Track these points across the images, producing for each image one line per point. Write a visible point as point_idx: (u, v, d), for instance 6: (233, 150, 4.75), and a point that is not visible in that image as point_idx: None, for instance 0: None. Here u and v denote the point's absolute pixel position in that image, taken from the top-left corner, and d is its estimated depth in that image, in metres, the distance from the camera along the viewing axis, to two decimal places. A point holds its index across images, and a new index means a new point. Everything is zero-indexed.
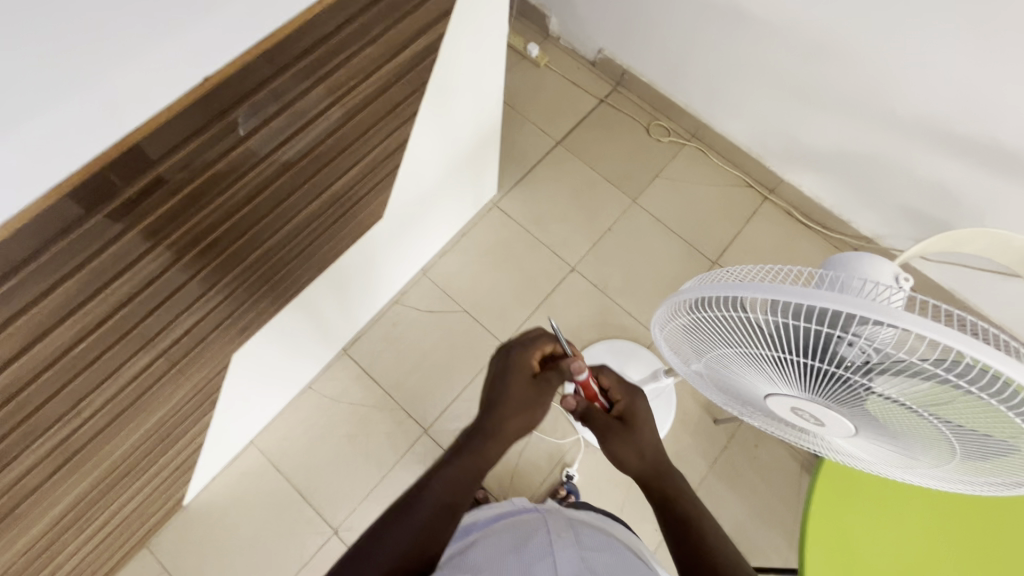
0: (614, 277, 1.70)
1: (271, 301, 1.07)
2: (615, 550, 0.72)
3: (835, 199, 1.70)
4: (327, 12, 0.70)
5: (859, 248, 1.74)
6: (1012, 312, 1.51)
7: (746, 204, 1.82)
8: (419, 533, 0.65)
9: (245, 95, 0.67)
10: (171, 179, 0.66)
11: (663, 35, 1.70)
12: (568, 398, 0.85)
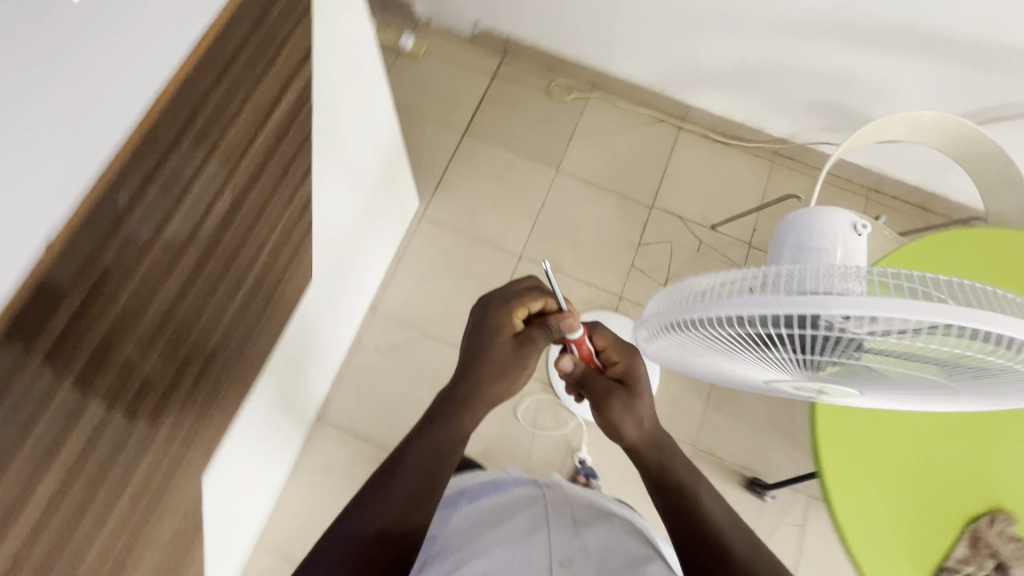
0: (563, 251, 1.68)
1: (226, 408, 0.95)
2: (603, 526, 0.78)
3: (744, 111, 1.72)
4: (194, 74, 0.60)
5: (777, 151, 1.79)
6: (925, 170, 1.60)
7: (664, 138, 1.81)
8: (404, 500, 0.66)
9: (137, 190, 0.57)
10: (87, 310, 0.55)
11: None
12: (563, 359, 0.82)
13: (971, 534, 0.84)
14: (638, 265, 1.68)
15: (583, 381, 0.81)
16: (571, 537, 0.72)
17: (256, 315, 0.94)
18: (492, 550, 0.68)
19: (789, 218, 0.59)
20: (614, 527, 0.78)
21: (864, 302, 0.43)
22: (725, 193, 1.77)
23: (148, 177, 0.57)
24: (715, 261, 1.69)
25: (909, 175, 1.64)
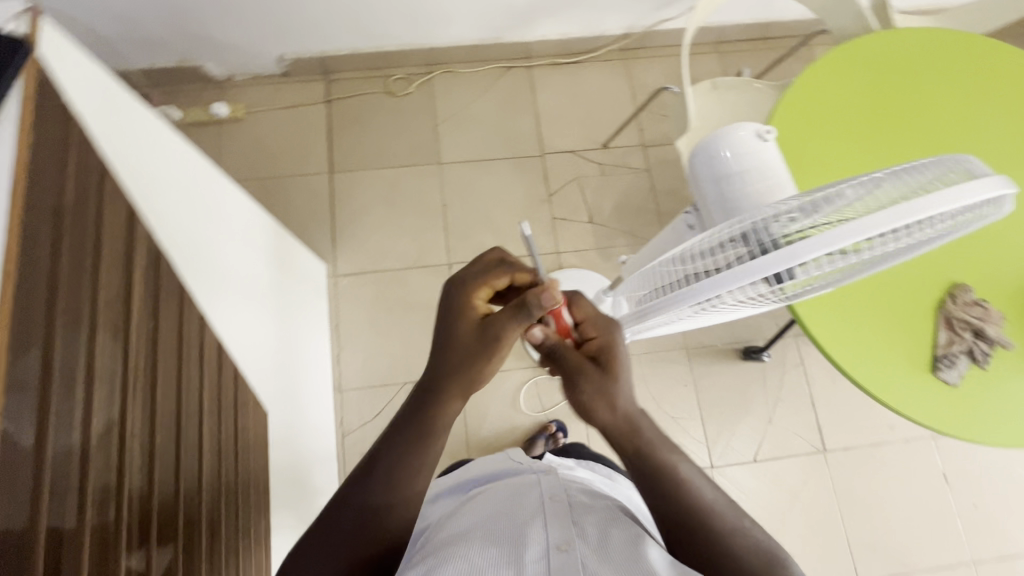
0: (485, 237, 1.63)
1: (250, 540, 0.94)
2: (608, 507, 0.66)
3: (579, 25, 1.69)
4: (28, 265, 0.49)
5: (624, 47, 1.79)
6: (757, 8, 1.65)
7: (520, 85, 1.76)
8: (376, 502, 0.63)
9: (40, 409, 0.49)
10: (63, 540, 0.50)
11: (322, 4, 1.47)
12: (530, 330, 0.70)
13: (946, 316, 0.91)
14: (558, 215, 1.67)
15: (551, 355, 0.69)
16: (566, 527, 0.59)
17: (230, 467, 0.89)
18: (475, 547, 0.57)
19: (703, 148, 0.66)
20: (611, 509, 0.65)
21: (809, 245, 0.48)
22: (600, 109, 1.77)
23: (44, 387, 0.49)
24: (622, 177, 1.71)
25: (745, 18, 1.68)
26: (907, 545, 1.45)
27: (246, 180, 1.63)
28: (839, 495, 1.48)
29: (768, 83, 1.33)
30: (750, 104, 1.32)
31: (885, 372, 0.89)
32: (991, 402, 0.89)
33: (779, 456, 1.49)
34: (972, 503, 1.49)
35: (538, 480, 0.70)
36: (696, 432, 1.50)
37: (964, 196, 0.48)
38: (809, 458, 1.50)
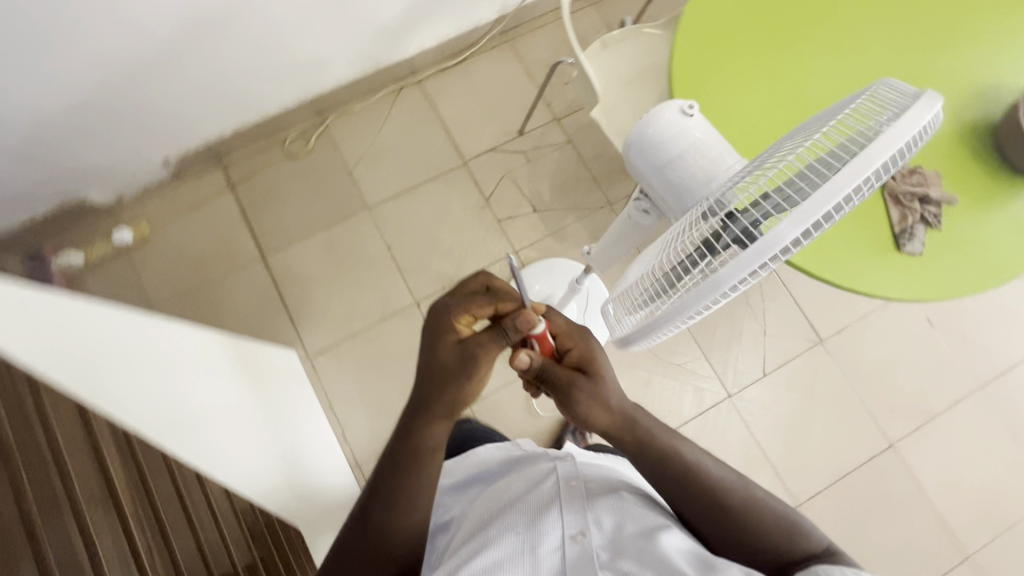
0: (441, 263, 1.60)
1: None
2: (616, 489, 0.72)
3: (453, 24, 1.65)
4: None
5: (504, 30, 1.76)
6: None
7: (417, 102, 1.71)
8: (375, 535, 0.64)
9: None
10: None
11: (187, 94, 1.37)
12: (517, 354, 0.66)
13: (892, 196, 0.95)
14: (502, 216, 1.65)
15: (541, 378, 0.67)
16: (579, 518, 0.65)
17: None
18: (497, 543, 0.64)
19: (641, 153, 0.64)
20: (620, 493, 0.71)
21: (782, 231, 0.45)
22: (503, 99, 1.74)
23: None
24: (548, 157, 1.70)
25: None
26: (921, 396, 1.54)
27: (180, 296, 1.53)
28: (848, 376, 1.55)
29: (655, 23, 1.32)
30: (645, 50, 1.31)
31: (858, 267, 0.92)
32: (954, 258, 0.94)
33: (784, 362, 1.55)
34: (961, 337, 1.59)
35: (554, 467, 0.75)
36: (705, 370, 1.53)
37: (921, 122, 0.46)
38: (812, 354, 1.56)
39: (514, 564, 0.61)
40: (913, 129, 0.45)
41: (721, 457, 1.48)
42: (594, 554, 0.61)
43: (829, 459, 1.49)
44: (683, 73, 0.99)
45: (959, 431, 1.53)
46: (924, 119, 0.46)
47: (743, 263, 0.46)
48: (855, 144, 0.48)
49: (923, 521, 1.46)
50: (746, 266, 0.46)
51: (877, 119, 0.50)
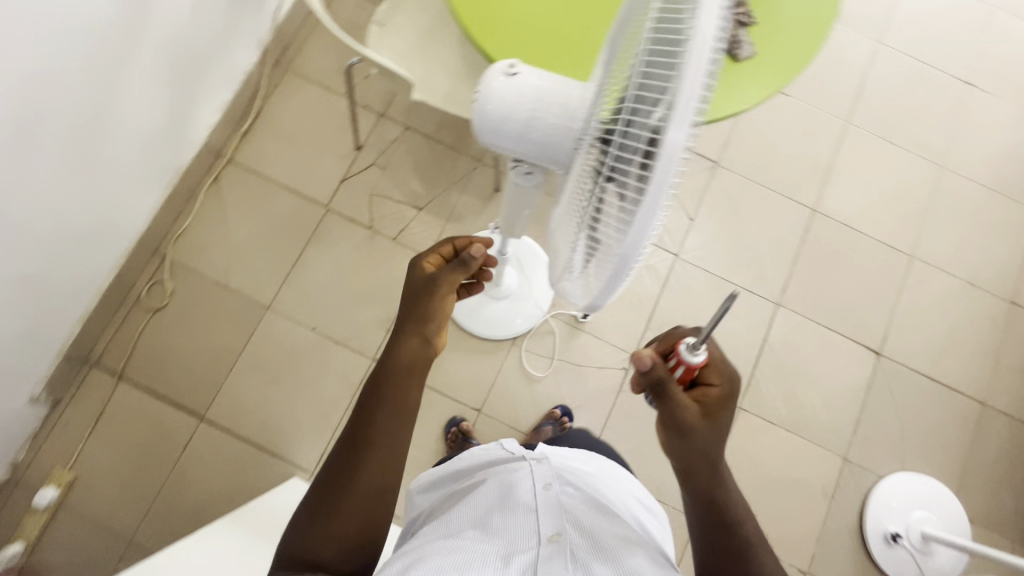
0: (371, 307, 1.53)
1: None
2: (594, 499, 0.75)
3: (222, 87, 1.51)
4: None
5: (272, 65, 1.64)
6: None
7: (243, 180, 1.58)
8: (344, 493, 0.66)
9: None
10: None
11: (18, 319, 1.18)
12: (645, 352, 0.66)
13: None
14: (395, 232, 1.58)
15: (657, 386, 0.67)
16: (556, 519, 0.67)
17: None
18: (462, 543, 0.63)
19: (490, 128, 0.60)
20: (597, 502, 0.74)
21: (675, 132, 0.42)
22: (320, 127, 1.63)
23: None
24: (398, 152, 1.63)
25: None
26: (812, 154, 1.70)
27: (149, 509, 1.37)
28: (752, 176, 1.68)
29: None
30: (417, 7, 1.26)
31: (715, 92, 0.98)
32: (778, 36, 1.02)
33: (699, 198, 1.65)
34: (809, 88, 1.74)
35: (530, 470, 0.75)
36: None
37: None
38: (714, 177, 1.67)
39: (484, 562, 0.60)
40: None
41: (702, 306, 1.58)
42: (569, 552, 0.63)
43: (779, 250, 1.63)
44: (470, 14, 0.95)
45: (853, 161, 1.70)
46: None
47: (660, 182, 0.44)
48: (677, 11, 0.46)
49: (870, 248, 1.65)
50: (663, 183, 0.44)
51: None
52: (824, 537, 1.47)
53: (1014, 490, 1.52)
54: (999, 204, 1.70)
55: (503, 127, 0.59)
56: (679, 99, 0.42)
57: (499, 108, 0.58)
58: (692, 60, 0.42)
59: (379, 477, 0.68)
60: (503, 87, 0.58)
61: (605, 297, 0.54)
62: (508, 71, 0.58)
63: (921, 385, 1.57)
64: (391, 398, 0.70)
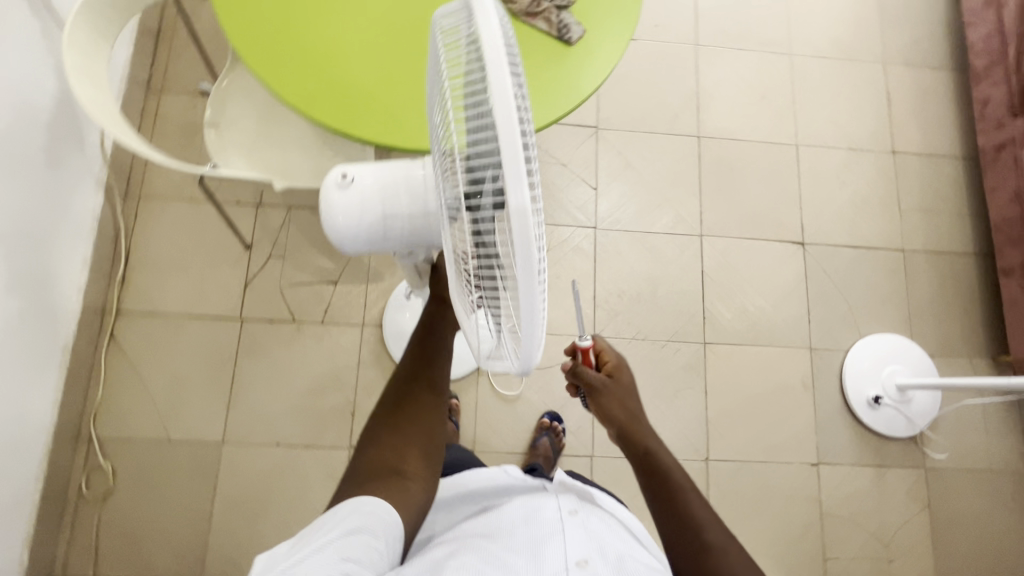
0: (328, 397, 1.47)
1: None
2: (610, 525, 0.83)
3: (76, 242, 1.38)
4: None
5: (123, 199, 1.52)
6: (118, 53, 1.46)
7: (141, 326, 1.46)
8: (408, 430, 0.84)
9: None
10: None
11: None
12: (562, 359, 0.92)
13: (523, 13, 1.01)
14: (320, 314, 1.52)
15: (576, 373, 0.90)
16: (582, 542, 0.74)
17: None
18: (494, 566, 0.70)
19: (348, 240, 0.64)
20: (614, 528, 0.82)
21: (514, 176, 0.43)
22: (199, 241, 1.53)
23: None
24: (291, 235, 1.55)
25: (126, 68, 1.49)
26: (678, 86, 1.75)
27: None
28: (633, 126, 1.71)
29: (223, 70, 1.18)
30: (245, 95, 1.19)
31: (563, 80, 0.99)
32: (600, 6, 1.05)
33: (594, 166, 1.67)
34: (652, 25, 1.78)
35: (555, 496, 0.83)
36: (564, 231, 1.62)
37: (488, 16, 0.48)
38: (600, 141, 1.69)
39: None
40: (490, 25, 0.47)
41: (636, 265, 1.62)
42: None
43: (683, 186, 1.69)
44: (311, 106, 0.93)
45: (716, 78, 1.77)
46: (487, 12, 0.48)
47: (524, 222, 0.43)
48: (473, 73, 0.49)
49: (760, 151, 1.73)
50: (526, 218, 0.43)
51: (463, 43, 0.52)
52: (820, 425, 1.56)
53: (956, 314, 1.65)
54: (850, 69, 1.81)
55: (357, 238, 0.64)
56: (504, 140, 0.43)
57: (343, 219, 0.63)
58: (497, 109, 0.43)
59: (427, 425, 0.85)
60: (341, 200, 0.63)
61: (527, 358, 0.51)
62: (343, 184, 0.62)
63: (848, 256, 1.67)
64: (434, 364, 0.89)
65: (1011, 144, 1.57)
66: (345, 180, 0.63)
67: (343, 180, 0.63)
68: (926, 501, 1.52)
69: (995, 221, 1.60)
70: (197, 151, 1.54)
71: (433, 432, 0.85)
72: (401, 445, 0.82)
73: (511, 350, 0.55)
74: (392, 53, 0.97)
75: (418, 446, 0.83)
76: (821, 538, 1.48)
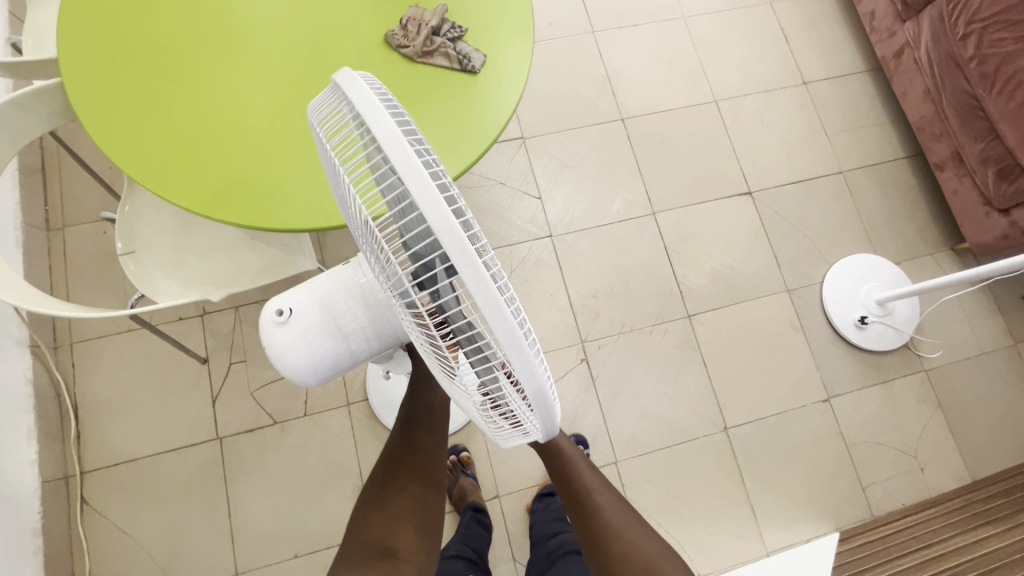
0: (333, 488, 1.39)
1: None
2: None
3: (13, 413, 1.25)
4: None
5: (54, 349, 1.40)
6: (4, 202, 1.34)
7: (113, 479, 1.34)
8: (397, 512, 0.80)
9: None
10: None
11: None
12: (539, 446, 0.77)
13: (419, 54, 0.97)
14: (301, 407, 1.43)
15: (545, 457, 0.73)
16: None
17: None
18: None
19: (304, 363, 0.67)
20: None
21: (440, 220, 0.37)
22: (151, 370, 1.42)
23: None
24: (247, 335, 1.46)
25: (20, 214, 1.37)
26: (588, 76, 1.75)
27: None
28: (558, 126, 1.70)
29: (121, 195, 1.09)
30: (154, 212, 1.11)
31: (479, 108, 0.96)
32: (492, 25, 1.03)
33: (532, 175, 1.65)
34: (546, 24, 1.78)
35: None
36: (522, 248, 1.58)
37: (360, 87, 0.43)
38: (530, 150, 1.67)
39: None
40: (365, 97, 0.42)
41: (602, 259, 1.60)
42: None
43: (622, 170, 1.68)
44: (231, 211, 0.87)
45: (621, 59, 1.78)
46: (358, 83, 0.43)
47: (483, 289, 0.37)
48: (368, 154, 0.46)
49: (684, 116, 1.74)
50: (484, 282, 0.37)
51: (345, 129, 0.49)
52: (818, 360, 1.57)
53: (907, 218, 1.71)
54: (743, 16, 1.86)
55: (315, 369, 0.68)
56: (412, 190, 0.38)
57: (296, 357, 0.66)
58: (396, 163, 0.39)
59: (419, 505, 0.81)
60: (289, 338, 0.66)
61: (549, 422, 0.43)
62: (281, 318, 0.65)
63: (795, 192, 1.71)
64: (423, 445, 0.83)
65: (908, 47, 1.64)
66: (281, 315, 0.65)
67: (282, 320, 0.65)
68: (936, 402, 1.56)
69: (915, 122, 1.66)
70: (121, 278, 1.43)
71: (427, 508, 0.82)
72: (391, 521, 0.79)
73: (528, 418, 0.47)
74: (295, 132, 0.91)
75: (410, 523, 0.79)
76: (853, 468, 1.49)
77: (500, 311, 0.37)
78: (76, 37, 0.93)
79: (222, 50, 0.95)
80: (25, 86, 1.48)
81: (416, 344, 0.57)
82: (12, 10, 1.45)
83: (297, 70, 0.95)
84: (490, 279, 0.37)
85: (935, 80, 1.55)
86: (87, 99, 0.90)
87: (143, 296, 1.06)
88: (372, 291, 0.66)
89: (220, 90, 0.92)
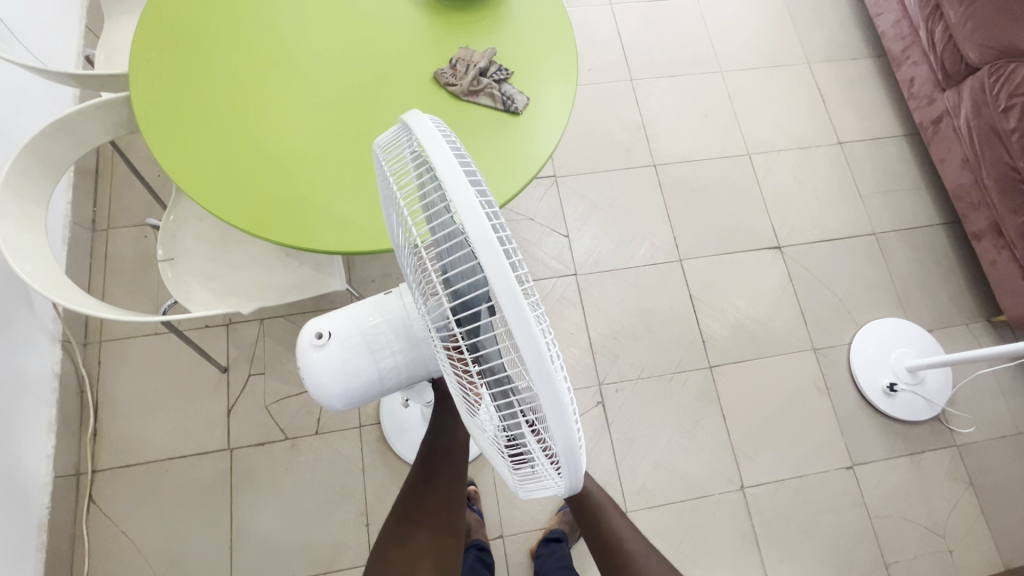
0: (335, 513, 1.37)
1: None
2: None
3: (37, 405, 1.28)
4: None
5: (81, 346, 1.42)
6: (57, 202, 1.40)
7: (122, 480, 1.35)
8: (417, 547, 0.78)
9: None
10: None
11: None
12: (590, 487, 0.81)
13: (467, 93, 1.00)
14: (313, 425, 1.43)
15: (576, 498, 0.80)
16: None
17: None
18: None
19: (330, 387, 0.67)
20: None
21: (492, 260, 0.38)
22: (173, 377, 1.44)
23: None
24: (269, 348, 1.48)
25: (69, 214, 1.43)
26: (624, 121, 1.79)
27: None
28: (590, 168, 1.73)
29: (168, 204, 1.14)
30: (196, 223, 1.15)
31: (520, 146, 0.99)
32: (538, 69, 1.06)
33: (561, 213, 1.67)
34: (586, 69, 1.83)
35: None
36: (545, 284, 1.59)
37: (428, 128, 0.45)
38: (561, 189, 1.70)
39: None
40: (433, 137, 0.44)
41: (624, 302, 1.60)
42: None
43: (651, 215, 1.69)
44: (272, 229, 0.90)
45: (657, 106, 1.81)
46: (427, 125, 0.45)
47: (526, 334, 0.37)
48: (429, 189, 0.47)
49: (716, 166, 1.76)
50: (529, 330, 0.37)
51: (411, 161, 0.50)
52: (842, 424, 1.52)
53: (942, 285, 1.67)
54: (782, 75, 1.89)
55: (349, 395, 0.69)
56: (470, 228, 0.39)
57: (329, 382, 0.67)
58: (458, 198, 0.40)
59: (438, 541, 0.79)
60: (322, 362, 0.67)
61: (573, 477, 0.43)
62: (316, 341, 0.66)
63: (826, 249, 1.69)
64: (444, 483, 0.85)
65: (947, 115, 1.64)
66: (315, 340, 0.66)
67: (319, 343, 0.66)
68: (968, 480, 1.48)
69: (953, 189, 1.64)
70: (155, 282, 1.48)
71: (448, 545, 0.80)
72: (409, 559, 0.77)
73: (554, 474, 0.47)
74: (341, 157, 0.95)
75: (431, 560, 0.77)
76: (875, 544, 1.42)
77: (542, 358, 0.37)
78: (148, 58, 0.99)
79: (282, 74, 1.00)
80: (91, 96, 1.58)
81: (446, 379, 0.58)
82: (90, 25, 1.57)
83: (350, 101, 0.99)
84: (535, 326, 0.37)
85: (974, 149, 1.54)
86: (152, 112, 0.95)
87: (176, 301, 1.09)
88: (410, 323, 0.67)
89: (276, 113, 0.97)
